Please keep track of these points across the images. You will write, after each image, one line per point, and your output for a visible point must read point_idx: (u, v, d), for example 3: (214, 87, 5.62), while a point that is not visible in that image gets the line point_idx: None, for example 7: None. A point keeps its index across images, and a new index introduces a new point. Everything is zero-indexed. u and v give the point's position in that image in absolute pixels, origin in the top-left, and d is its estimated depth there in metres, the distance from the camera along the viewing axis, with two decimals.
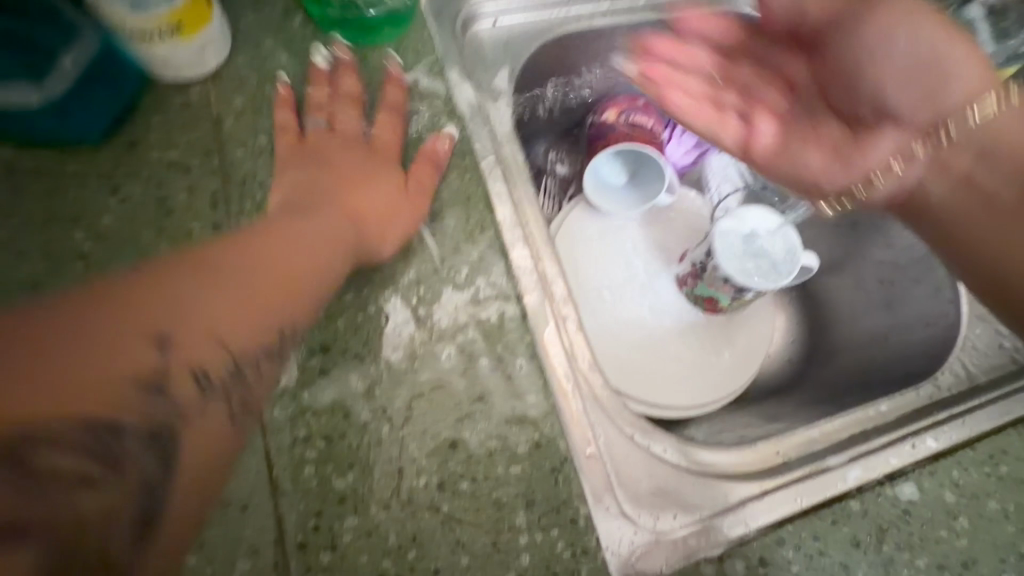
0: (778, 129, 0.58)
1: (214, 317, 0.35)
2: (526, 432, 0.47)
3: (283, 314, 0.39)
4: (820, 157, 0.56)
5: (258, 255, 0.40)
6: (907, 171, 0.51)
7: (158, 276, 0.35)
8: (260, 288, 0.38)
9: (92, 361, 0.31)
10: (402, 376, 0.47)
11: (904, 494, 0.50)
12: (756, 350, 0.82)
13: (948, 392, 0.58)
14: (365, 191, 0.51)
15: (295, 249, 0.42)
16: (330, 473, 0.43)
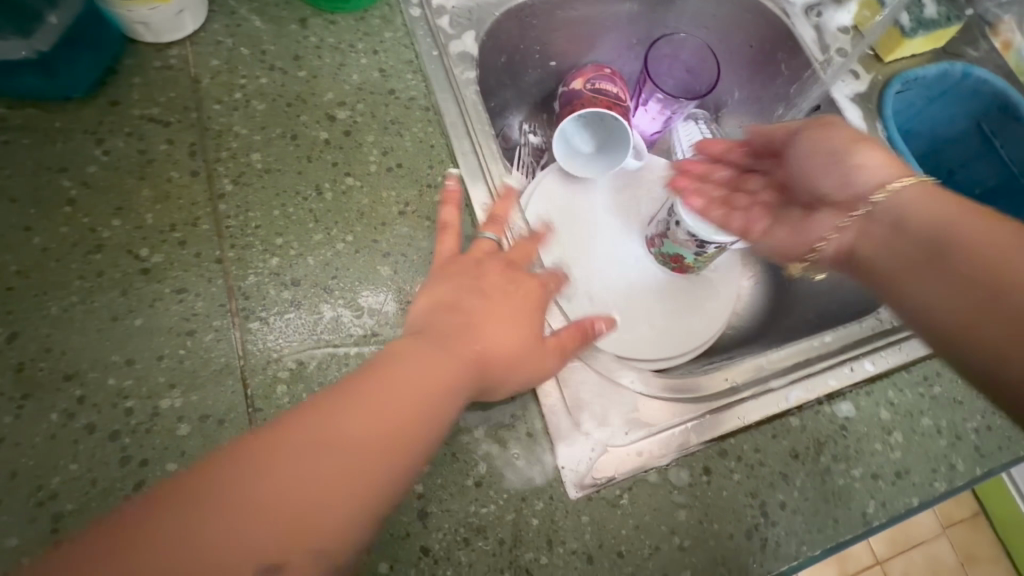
0: (768, 209, 0.61)
1: (338, 488, 0.36)
2: None
3: (393, 479, 0.39)
4: (783, 233, 0.58)
5: (337, 439, 0.37)
6: (837, 240, 0.52)
7: (269, 470, 0.36)
8: (358, 480, 0.37)
9: (214, 534, 0.33)
10: (367, 308, 0.51)
11: (841, 411, 0.53)
12: (716, 312, 0.87)
13: (890, 324, 0.61)
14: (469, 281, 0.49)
15: (410, 383, 0.42)
16: (300, 392, 0.47)
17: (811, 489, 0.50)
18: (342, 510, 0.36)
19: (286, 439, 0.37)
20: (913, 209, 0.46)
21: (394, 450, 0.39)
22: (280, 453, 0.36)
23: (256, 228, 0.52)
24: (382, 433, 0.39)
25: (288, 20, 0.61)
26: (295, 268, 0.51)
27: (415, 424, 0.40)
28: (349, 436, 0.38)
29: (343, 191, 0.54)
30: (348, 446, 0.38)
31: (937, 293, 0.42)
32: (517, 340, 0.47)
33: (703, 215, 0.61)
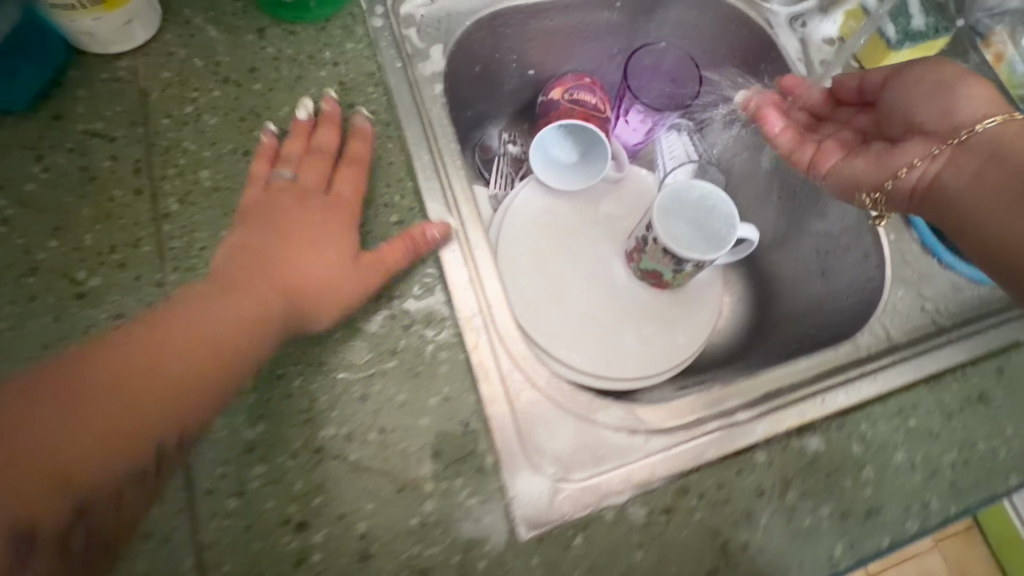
0: (811, 150, 0.67)
1: (129, 371, 0.40)
2: (436, 387, 0.49)
3: (210, 396, 0.42)
4: (863, 163, 0.63)
5: (99, 373, 0.39)
6: (928, 168, 0.57)
7: (56, 389, 0.38)
8: (145, 403, 0.39)
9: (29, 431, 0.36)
10: (315, 335, 0.48)
11: (810, 446, 0.51)
12: (696, 330, 0.84)
13: (867, 352, 0.59)
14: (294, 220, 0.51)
15: (215, 313, 0.44)
16: (240, 424, 0.45)
17: (776, 529, 0.48)
18: (126, 427, 0.38)
19: (87, 367, 0.39)
20: (1012, 141, 0.53)
21: (211, 367, 0.42)
22: (68, 383, 0.38)
23: (201, 249, 0.49)
24: (199, 354, 0.42)
25: (245, 30, 0.59)
26: None
27: (233, 351, 0.44)
28: (159, 363, 0.41)
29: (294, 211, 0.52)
30: (116, 373, 0.39)
31: (974, 203, 0.54)
32: (335, 269, 0.49)
33: (789, 143, 0.68)
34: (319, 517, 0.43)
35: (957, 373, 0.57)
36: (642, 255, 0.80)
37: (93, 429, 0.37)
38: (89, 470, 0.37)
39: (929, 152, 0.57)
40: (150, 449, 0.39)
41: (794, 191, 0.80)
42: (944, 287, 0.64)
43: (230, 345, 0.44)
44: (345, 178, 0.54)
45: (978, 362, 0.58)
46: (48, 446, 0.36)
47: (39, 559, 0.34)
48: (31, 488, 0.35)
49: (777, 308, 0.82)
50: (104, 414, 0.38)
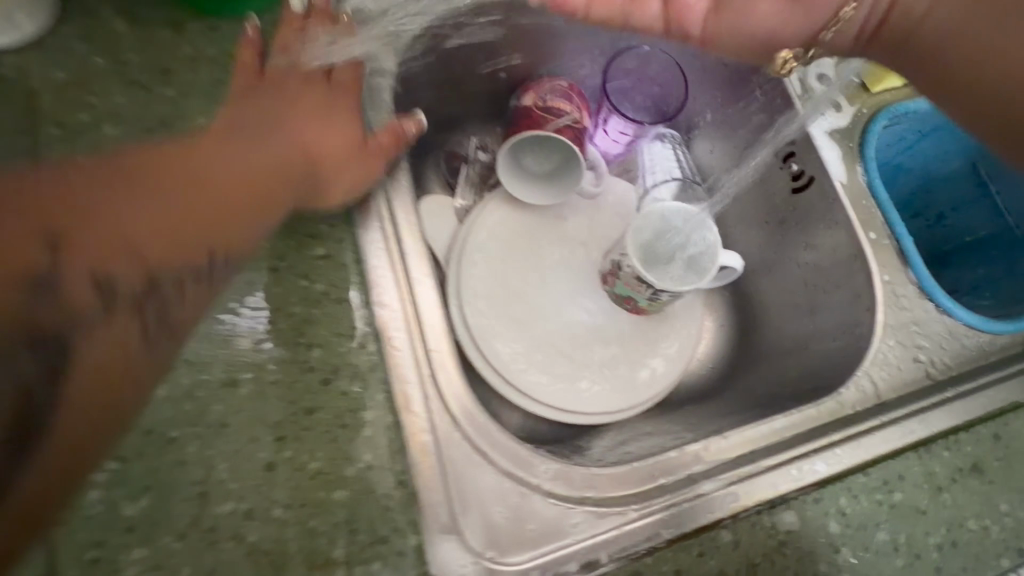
0: (709, 0, 0.56)
1: (177, 180, 0.38)
2: (358, 454, 0.42)
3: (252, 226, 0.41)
4: (768, 1, 0.53)
5: (146, 177, 0.38)
6: (857, 11, 0.51)
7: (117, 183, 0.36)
8: (198, 213, 0.38)
9: (75, 217, 0.33)
10: (218, 390, 0.42)
11: (784, 523, 0.46)
12: (671, 363, 0.77)
13: (852, 410, 0.53)
14: (301, 98, 0.51)
15: (245, 149, 0.44)
16: (117, 500, 0.38)
17: None
18: (179, 229, 0.37)
19: (138, 171, 0.38)
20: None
21: (255, 198, 0.42)
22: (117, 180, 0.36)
23: None
24: (241, 182, 0.42)
25: (160, 24, 0.51)
26: None
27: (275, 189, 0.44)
28: (207, 184, 0.40)
29: None
30: (171, 182, 0.38)
31: (953, 32, 0.48)
32: (349, 146, 0.50)
33: (660, 19, 0.56)
34: None
35: (949, 439, 0.51)
36: (618, 281, 0.73)
37: (149, 219, 0.36)
38: (138, 257, 0.35)
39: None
40: (203, 257, 0.38)
41: (786, 215, 0.71)
42: (939, 337, 0.58)
43: (262, 176, 0.43)
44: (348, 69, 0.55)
45: (972, 427, 0.52)
46: (115, 227, 0.34)
47: (106, 319, 0.33)
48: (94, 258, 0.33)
49: (761, 341, 0.75)
50: (163, 207, 0.37)
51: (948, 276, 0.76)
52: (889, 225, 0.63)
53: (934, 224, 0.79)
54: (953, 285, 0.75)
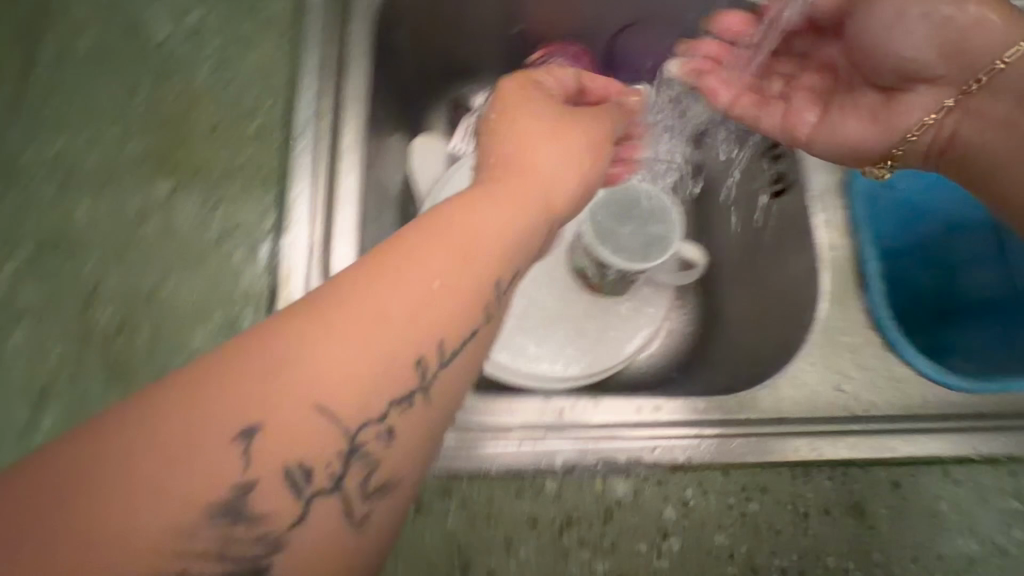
0: (818, 113, 0.57)
1: (315, 380, 0.27)
2: (226, 307, 0.47)
3: (383, 342, 0.29)
4: (858, 125, 0.54)
5: (329, 359, 0.27)
6: (944, 121, 0.51)
7: (356, 312, 0.29)
8: (415, 353, 0.30)
9: (150, 474, 0.24)
10: (129, 222, 0.48)
11: (614, 492, 0.44)
12: (620, 349, 0.71)
13: (744, 416, 0.49)
14: (541, 169, 0.40)
15: (429, 267, 0.31)
16: (27, 285, 0.46)
17: (532, 568, 0.42)
18: (385, 367, 0.29)
19: (179, 421, 0.25)
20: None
21: (464, 260, 0.33)
22: (329, 317, 0.28)
23: (57, 113, 0.50)
24: (383, 337, 0.29)
25: None
26: (77, 162, 0.49)
27: (448, 264, 0.32)
28: (409, 276, 0.30)
29: (159, 98, 0.51)
30: (387, 298, 0.30)
31: (1002, 146, 0.48)
32: (562, 175, 0.41)
33: (748, 112, 0.58)
34: (64, 391, 0.44)
35: (836, 470, 0.47)
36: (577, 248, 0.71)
37: (327, 366, 0.27)
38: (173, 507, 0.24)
39: (939, 103, 0.51)
40: (237, 486, 0.26)
41: (761, 222, 0.68)
42: (875, 373, 0.53)
43: (450, 279, 0.32)
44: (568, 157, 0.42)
45: (872, 468, 0.47)
46: (120, 535, 0.23)
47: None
48: (301, 446, 0.27)
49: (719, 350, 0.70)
50: (340, 374, 0.28)
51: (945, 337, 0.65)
52: (857, 246, 0.57)
53: (947, 279, 0.67)
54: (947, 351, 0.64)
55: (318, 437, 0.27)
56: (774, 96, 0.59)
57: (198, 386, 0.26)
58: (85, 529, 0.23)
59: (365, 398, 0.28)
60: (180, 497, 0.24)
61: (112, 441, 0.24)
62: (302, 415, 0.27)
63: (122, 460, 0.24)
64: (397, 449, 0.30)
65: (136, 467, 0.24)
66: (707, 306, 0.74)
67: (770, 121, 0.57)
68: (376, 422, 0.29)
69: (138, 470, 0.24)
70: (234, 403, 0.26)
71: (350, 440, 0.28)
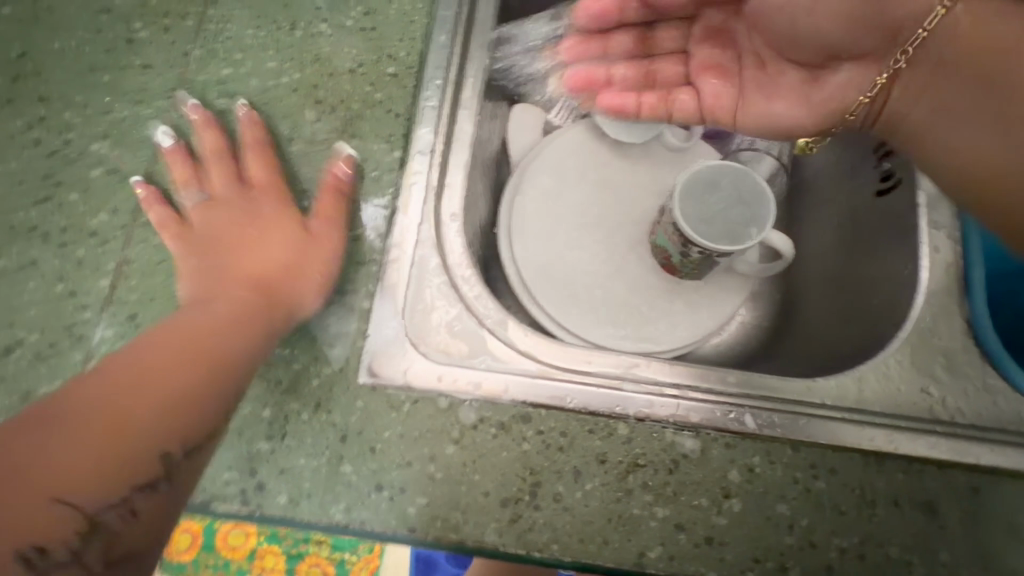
0: (728, 92, 0.59)
1: (132, 405, 0.40)
2: (350, 226, 0.51)
3: (169, 395, 0.41)
4: (786, 105, 0.56)
5: (186, 324, 0.44)
6: (880, 100, 0.53)
7: (196, 327, 0.45)
8: (202, 382, 0.43)
9: (46, 466, 0.36)
10: (279, 141, 0.53)
11: (682, 445, 0.46)
12: (699, 328, 0.72)
13: (819, 399, 0.49)
14: (301, 244, 0.50)
15: (212, 301, 0.46)
16: (192, 185, 0.52)
17: (596, 500, 0.45)
18: (234, 342, 0.45)
19: (61, 408, 0.39)
20: (986, 32, 0.47)
21: (269, 303, 0.48)
22: (204, 336, 0.44)
23: (227, 39, 0.56)
24: (196, 349, 0.43)
25: None
26: (239, 82, 0.55)
27: (263, 313, 0.47)
28: (212, 313, 0.46)
29: (313, 34, 0.56)
30: (197, 326, 0.45)
31: (930, 111, 0.52)
32: (295, 247, 0.50)
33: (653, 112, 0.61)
34: (210, 281, 0.49)
35: (911, 465, 0.46)
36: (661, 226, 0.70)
37: (158, 351, 0.42)
38: (78, 477, 0.37)
39: (871, 82, 0.53)
40: (136, 481, 0.39)
41: (858, 219, 0.66)
42: (966, 381, 0.51)
43: (223, 318, 0.46)
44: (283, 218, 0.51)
45: (950, 469, 0.46)
46: (21, 476, 0.36)
47: (105, 511, 0.38)
48: (181, 422, 0.41)
49: (794, 347, 0.69)
50: (141, 371, 0.41)
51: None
52: (963, 250, 0.55)
53: None
54: None
55: (196, 419, 0.42)
56: (677, 88, 0.61)
57: (111, 374, 0.41)
58: (41, 481, 0.36)
59: (221, 398, 0.43)
60: (64, 459, 0.37)
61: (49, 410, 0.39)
62: (198, 404, 0.42)
63: (53, 441, 0.37)
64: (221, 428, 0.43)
65: (60, 448, 0.37)
66: (783, 301, 0.74)
67: (677, 110, 0.60)
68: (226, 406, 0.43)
69: (58, 435, 0.37)
70: (125, 407, 0.39)
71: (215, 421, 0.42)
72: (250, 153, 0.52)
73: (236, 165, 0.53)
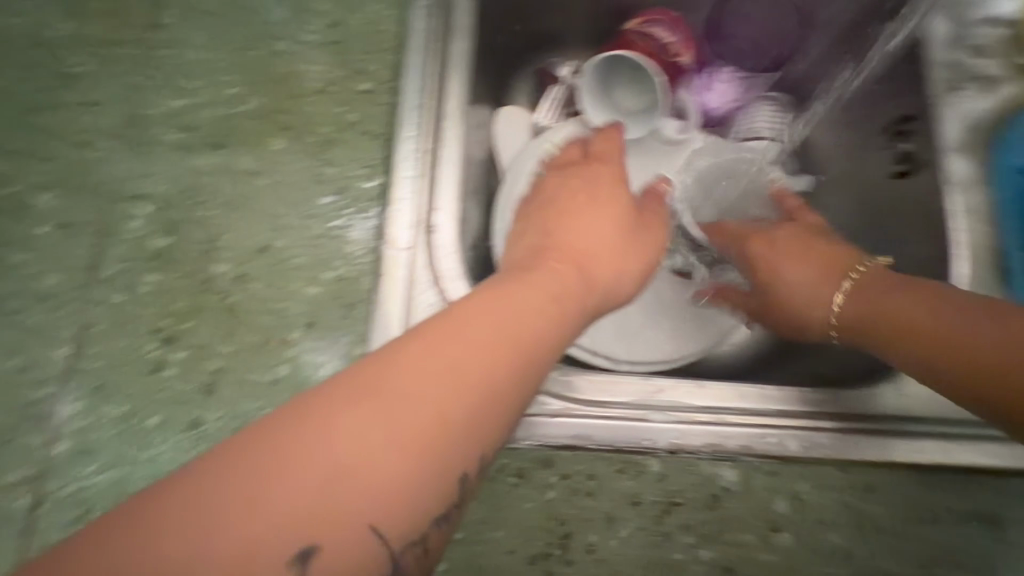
0: (781, 265, 0.49)
1: (283, 520, 0.23)
2: (334, 264, 0.46)
3: (345, 520, 0.24)
4: (815, 282, 0.47)
5: (409, 388, 0.27)
6: (847, 296, 0.44)
7: (468, 390, 0.28)
8: (391, 483, 0.25)
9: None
10: (240, 175, 0.48)
11: (721, 478, 0.42)
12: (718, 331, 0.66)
13: (865, 412, 0.45)
14: (585, 225, 0.43)
15: (442, 357, 0.28)
16: (152, 232, 0.46)
17: (634, 547, 0.41)
18: (462, 442, 0.27)
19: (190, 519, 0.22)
20: (888, 304, 0.41)
21: (525, 356, 0.31)
22: (441, 404, 0.27)
23: (180, 68, 0.51)
24: (408, 429, 0.26)
25: None
26: (198, 116, 0.50)
27: (513, 362, 0.30)
28: (418, 389, 0.27)
29: (274, 55, 0.51)
30: (445, 401, 0.27)
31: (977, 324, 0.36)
32: (600, 248, 0.42)
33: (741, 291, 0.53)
34: (182, 340, 0.44)
35: (966, 475, 0.43)
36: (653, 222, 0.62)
37: (382, 419, 0.25)
38: None
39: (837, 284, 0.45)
40: None
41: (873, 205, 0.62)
42: None
43: (459, 388, 0.27)
44: (607, 230, 0.43)
45: (1007, 475, 0.43)
46: None
47: None
48: (344, 552, 0.24)
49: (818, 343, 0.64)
50: (321, 478, 0.24)
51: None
52: (998, 238, 0.54)
53: None
54: None
55: (363, 557, 0.24)
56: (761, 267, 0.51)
57: (294, 440, 0.24)
58: None
59: (416, 515, 0.26)
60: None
61: (232, 474, 0.23)
62: (377, 508, 0.25)
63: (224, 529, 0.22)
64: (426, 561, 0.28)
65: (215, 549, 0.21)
66: None
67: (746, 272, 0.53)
68: (417, 539, 0.26)
69: (222, 544, 0.22)
70: (287, 495, 0.23)
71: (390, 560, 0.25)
72: (564, 175, 0.47)
73: (556, 179, 0.47)
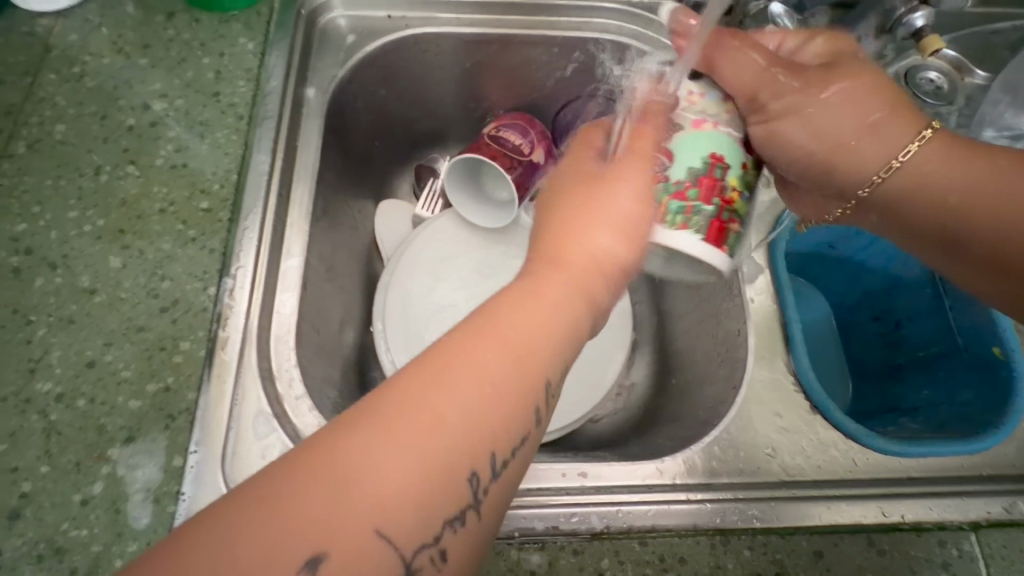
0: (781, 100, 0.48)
1: (339, 506, 0.27)
2: (160, 376, 0.48)
3: (395, 506, 0.28)
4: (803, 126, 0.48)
5: (438, 406, 0.30)
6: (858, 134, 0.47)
7: (468, 405, 0.31)
8: (438, 474, 0.29)
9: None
10: (79, 294, 0.50)
11: (529, 563, 0.44)
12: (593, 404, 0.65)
13: (668, 482, 0.50)
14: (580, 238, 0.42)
15: (462, 386, 0.32)
16: None
17: None
18: (484, 438, 0.31)
19: (267, 500, 0.26)
20: (928, 185, 0.47)
21: (525, 365, 0.34)
22: (451, 390, 0.31)
23: (22, 193, 0.53)
24: (442, 434, 0.30)
25: (158, 11, 0.63)
26: (35, 237, 0.52)
27: (511, 369, 0.33)
28: (448, 410, 0.31)
29: (119, 176, 0.55)
30: (454, 407, 0.31)
31: (953, 186, 0.46)
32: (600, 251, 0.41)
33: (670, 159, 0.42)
34: None
35: (755, 539, 0.47)
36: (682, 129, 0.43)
37: (417, 425, 0.29)
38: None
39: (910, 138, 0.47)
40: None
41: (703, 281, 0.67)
42: (800, 437, 0.52)
43: (477, 403, 0.32)
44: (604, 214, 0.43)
45: (792, 535, 0.47)
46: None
47: None
48: (355, 556, 0.26)
49: (665, 409, 0.66)
50: (371, 472, 0.28)
51: (897, 395, 0.64)
52: (780, 309, 0.58)
53: (892, 330, 0.67)
54: (896, 406, 0.64)
55: (375, 558, 0.27)
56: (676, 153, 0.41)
57: (310, 465, 0.27)
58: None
59: (423, 521, 0.28)
60: None
61: (226, 520, 0.25)
62: (423, 492, 0.29)
63: (266, 529, 0.25)
64: (448, 566, 0.30)
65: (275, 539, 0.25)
66: (659, 360, 0.72)
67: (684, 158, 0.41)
68: (430, 544, 0.29)
69: (296, 515, 0.26)
70: (344, 484, 0.27)
71: (408, 563, 0.28)
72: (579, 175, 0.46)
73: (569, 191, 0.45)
